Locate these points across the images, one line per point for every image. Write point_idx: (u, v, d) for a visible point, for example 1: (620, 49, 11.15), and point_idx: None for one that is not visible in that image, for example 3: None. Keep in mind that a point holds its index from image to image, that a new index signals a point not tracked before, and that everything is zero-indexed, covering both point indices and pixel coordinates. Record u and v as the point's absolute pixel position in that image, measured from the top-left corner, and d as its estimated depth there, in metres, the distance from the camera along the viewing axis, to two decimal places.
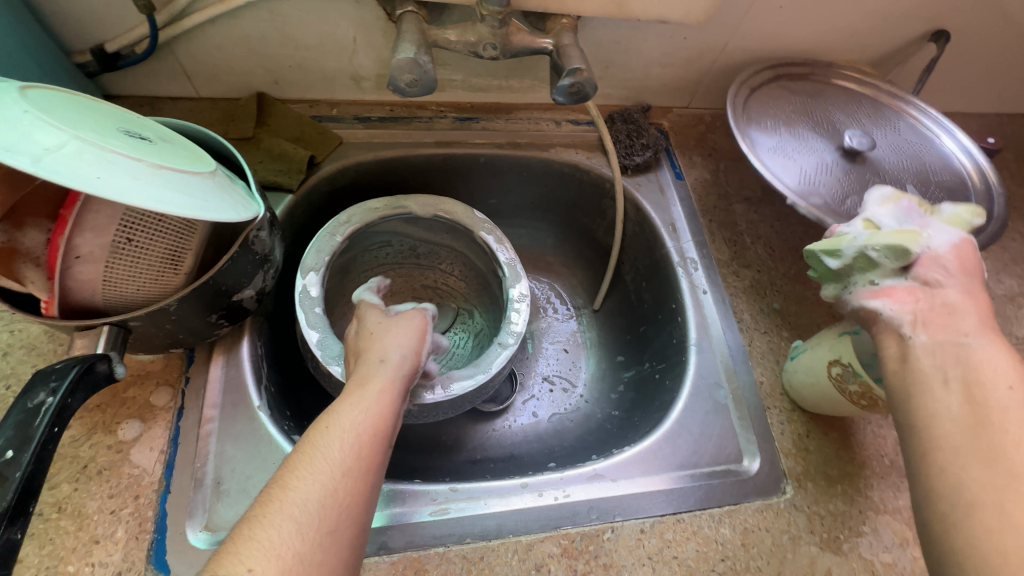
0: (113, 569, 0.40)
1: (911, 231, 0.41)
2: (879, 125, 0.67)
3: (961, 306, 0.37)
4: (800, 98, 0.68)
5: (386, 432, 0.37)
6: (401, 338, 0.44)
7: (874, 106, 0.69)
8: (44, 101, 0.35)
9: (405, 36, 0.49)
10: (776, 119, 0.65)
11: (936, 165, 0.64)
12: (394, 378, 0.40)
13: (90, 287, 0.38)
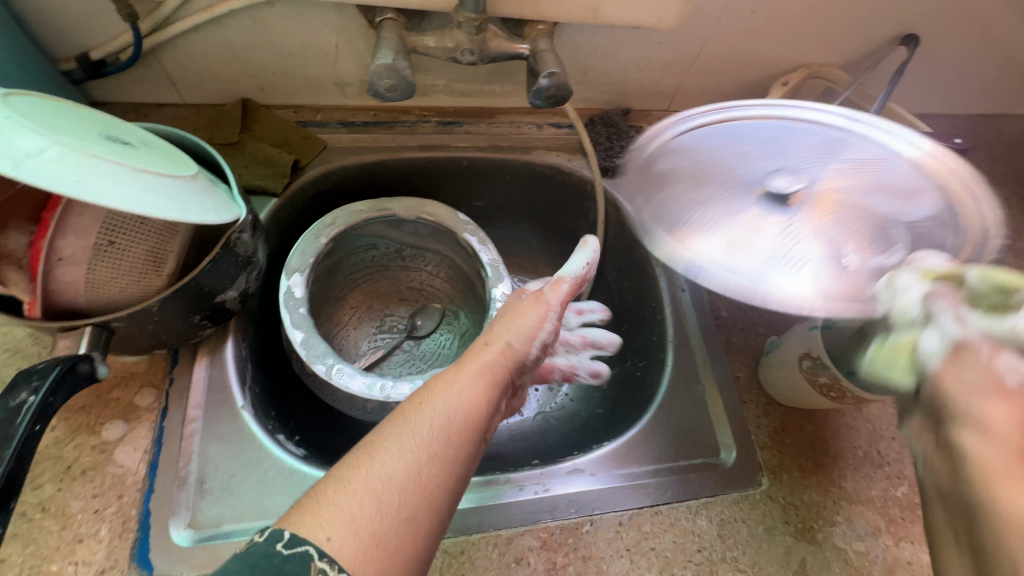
0: (96, 567, 0.41)
1: (908, 344, 0.31)
2: (750, 152, 0.52)
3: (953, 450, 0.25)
4: (645, 165, 0.53)
5: (480, 420, 0.36)
6: (506, 326, 0.44)
7: (719, 135, 0.53)
8: (26, 108, 0.36)
9: (383, 42, 0.50)
10: (678, 198, 0.49)
11: (878, 163, 0.49)
12: (496, 364, 0.40)
13: (73, 289, 0.39)
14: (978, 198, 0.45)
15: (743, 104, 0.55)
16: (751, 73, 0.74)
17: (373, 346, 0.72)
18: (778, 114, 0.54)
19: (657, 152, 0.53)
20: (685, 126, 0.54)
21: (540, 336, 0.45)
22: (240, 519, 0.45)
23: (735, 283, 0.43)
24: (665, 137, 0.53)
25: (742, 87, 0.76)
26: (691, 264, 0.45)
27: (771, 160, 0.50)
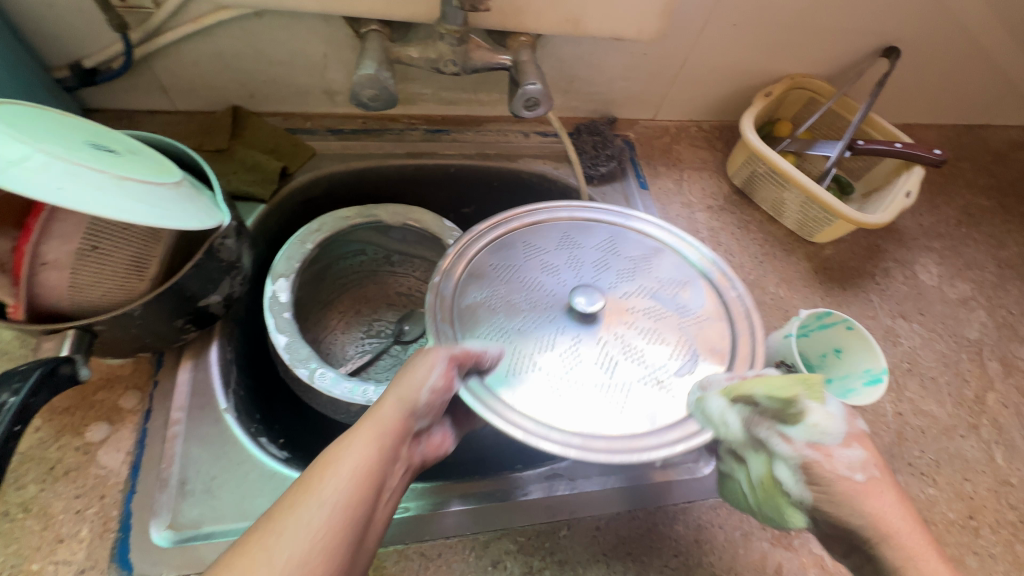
0: (77, 567, 0.42)
1: (773, 488, 0.39)
2: (534, 258, 0.50)
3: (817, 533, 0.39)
4: (440, 307, 0.46)
5: (380, 469, 0.35)
6: (400, 377, 0.41)
7: (501, 245, 0.51)
8: (13, 116, 0.37)
9: (367, 53, 0.51)
10: (495, 342, 0.45)
11: (654, 248, 0.53)
12: (401, 419, 0.39)
13: (56, 293, 0.39)
14: (717, 276, 0.51)
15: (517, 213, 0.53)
16: (736, 82, 0.75)
17: (359, 351, 0.73)
18: (544, 217, 0.53)
19: (458, 286, 0.47)
20: (464, 251, 0.49)
21: (427, 383, 0.40)
22: (220, 520, 0.46)
23: (586, 442, 0.40)
24: (453, 269, 0.48)
25: (726, 97, 0.77)
26: (537, 421, 0.41)
27: (569, 271, 0.50)
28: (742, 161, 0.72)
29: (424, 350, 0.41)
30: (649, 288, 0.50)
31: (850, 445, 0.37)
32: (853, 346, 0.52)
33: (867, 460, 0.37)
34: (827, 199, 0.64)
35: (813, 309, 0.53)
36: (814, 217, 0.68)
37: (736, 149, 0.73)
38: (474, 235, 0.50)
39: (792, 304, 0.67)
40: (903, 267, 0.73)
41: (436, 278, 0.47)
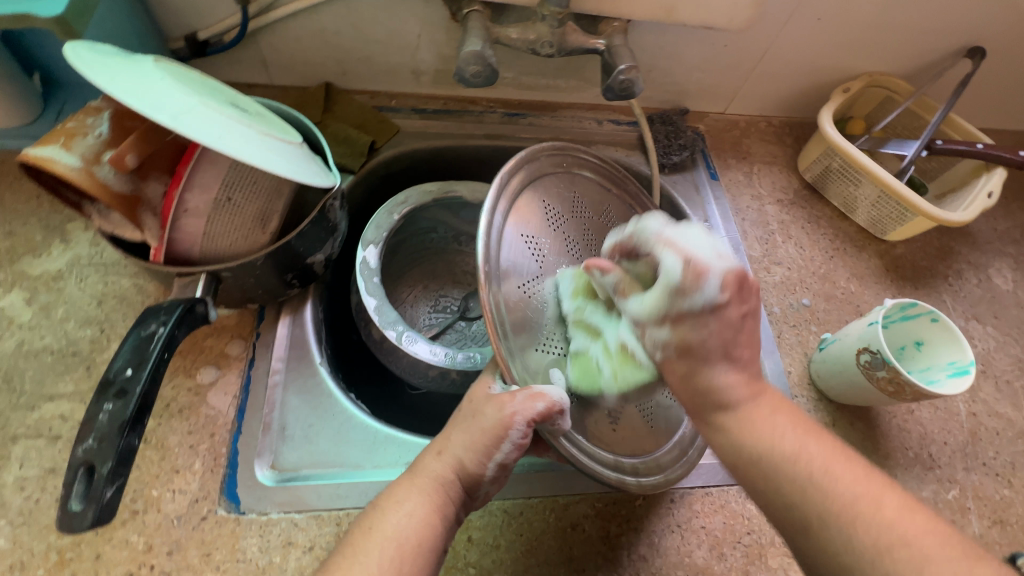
0: (191, 496, 0.45)
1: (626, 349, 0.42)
2: (553, 233, 0.49)
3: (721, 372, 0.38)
4: (500, 313, 0.41)
5: (436, 536, 0.37)
6: (466, 435, 0.41)
7: (523, 215, 0.47)
8: (175, 72, 0.40)
9: (471, 32, 0.54)
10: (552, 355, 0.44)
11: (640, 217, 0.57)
12: (449, 481, 0.40)
13: (191, 239, 0.43)
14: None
15: (532, 168, 0.49)
16: (812, 79, 0.75)
17: (427, 323, 0.75)
18: (552, 175, 0.51)
19: (503, 279, 0.43)
20: (500, 223, 0.44)
21: (495, 455, 0.39)
22: (317, 465, 0.49)
23: (642, 468, 0.46)
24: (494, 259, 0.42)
25: (801, 92, 0.77)
26: (601, 444, 0.45)
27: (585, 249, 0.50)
28: (816, 155, 0.72)
29: (501, 400, 0.40)
30: None
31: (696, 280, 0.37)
32: (934, 337, 0.53)
33: (671, 343, 0.38)
34: (907, 195, 0.63)
35: (898, 299, 0.54)
36: (889, 214, 0.67)
37: (810, 143, 0.73)
38: (501, 202, 0.45)
39: (863, 300, 0.67)
40: (978, 269, 0.72)
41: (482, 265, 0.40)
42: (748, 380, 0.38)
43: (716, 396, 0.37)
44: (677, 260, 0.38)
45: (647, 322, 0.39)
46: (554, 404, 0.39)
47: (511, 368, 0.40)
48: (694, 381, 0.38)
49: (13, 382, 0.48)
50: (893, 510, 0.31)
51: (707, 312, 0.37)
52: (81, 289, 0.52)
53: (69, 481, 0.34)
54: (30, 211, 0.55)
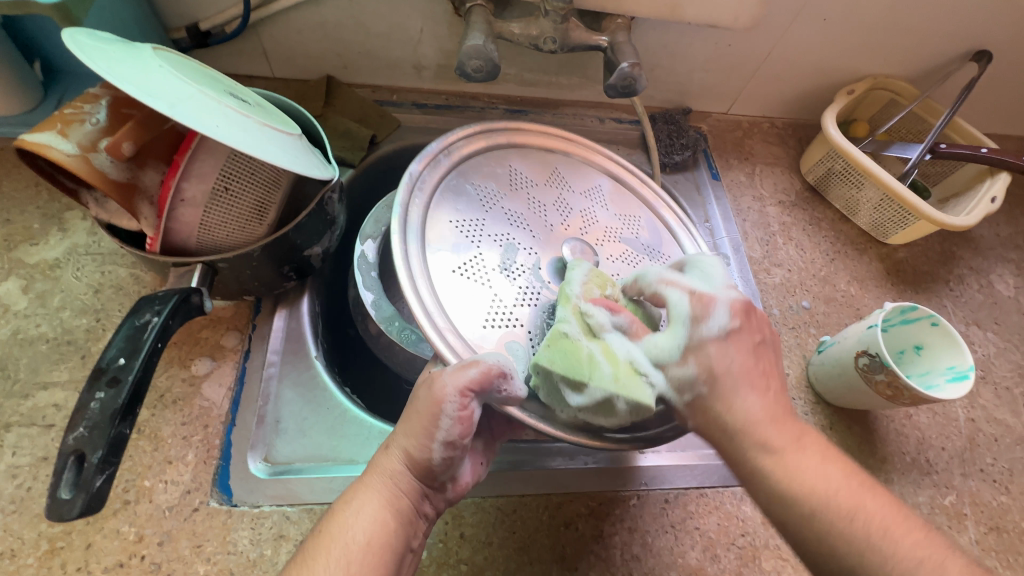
0: (183, 487, 0.45)
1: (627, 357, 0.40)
2: (491, 207, 0.47)
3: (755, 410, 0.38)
4: (423, 298, 0.40)
5: (390, 537, 0.35)
6: (407, 423, 0.38)
7: (447, 197, 0.46)
8: (172, 60, 0.40)
9: (473, 26, 0.53)
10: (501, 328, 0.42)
11: (595, 174, 0.54)
12: (399, 475, 0.37)
13: (188, 229, 0.42)
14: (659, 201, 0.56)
15: (456, 152, 0.48)
16: (816, 80, 0.75)
17: None
18: (483, 155, 0.50)
19: (428, 265, 0.42)
20: (422, 214, 0.44)
21: (438, 434, 0.36)
22: (311, 459, 0.48)
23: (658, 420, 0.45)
24: (414, 246, 0.42)
25: (805, 94, 0.77)
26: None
27: (531, 216, 0.48)
28: (819, 157, 0.71)
29: (431, 379, 0.37)
30: (604, 231, 0.50)
31: (712, 311, 0.40)
32: (934, 342, 0.53)
33: (697, 377, 0.39)
34: (909, 199, 0.63)
35: (898, 303, 0.54)
36: (892, 217, 0.67)
37: (814, 145, 0.72)
38: (416, 185, 0.45)
39: (864, 303, 0.67)
40: (980, 275, 0.71)
41: (400, 261, 0.40)
42: (779, 417, 0.38)
43: (752, 436, 0.37)
44: (684, 296, 0.41)
45: (670, 360, 0.40)
46: (490, 369, 0.36)
47: (449, 351, 0.39)
48: (721, 422, 0.39)
49: (7, 370, 0.48)
50: (957, 573, 0.32)
51: (721, 338, 0.40)
52: (77, 277, 0.52)
53: (59, 469, 0.33)
54: (29, 199, 0.55)
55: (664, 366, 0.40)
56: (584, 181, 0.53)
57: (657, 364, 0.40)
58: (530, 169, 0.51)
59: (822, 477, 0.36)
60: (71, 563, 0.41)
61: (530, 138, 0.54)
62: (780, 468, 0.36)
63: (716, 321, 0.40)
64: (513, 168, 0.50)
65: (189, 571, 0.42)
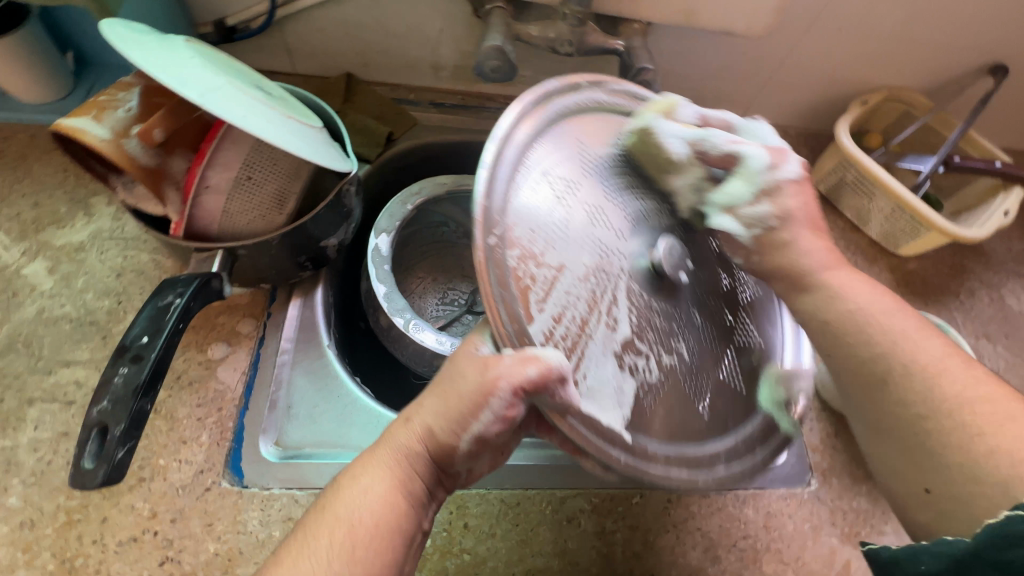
0: (197, 467, 0.46)
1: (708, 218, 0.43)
2: (593, 169, 0.40)
3: (819, 245, 0.41)
4: (505, 252, 0.34)
5: (401, 519, 0.33)
6: (439, 401, 0.35)
7: (556, 142, 0.39)
8: (202, 51, 0.41)
9: (492, 28, 0.55)
10: (563, 311, 0.35)
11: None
12: (413, 450, 0.35)
13: (211, 217, 0.43)
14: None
15: (575, 102, 0.41)
16: (830, 90, 0.75)
17: (434, 314, 0.75)
18: (601, 114, 0.42)
19: (509, 212, 0.35)
20: (510, 154, 0.36)
21: (472, 428, 0.33)
22: (319, 444, 0.49)
23: (678, 459, 0.39)
24: (502, 184, 0.34)
25: (818, 103, 0.77)
26: (626, 421, 0.37)
27: (631, 191, 0.41)
28: (831, 166, 0.72)
29: (485, 363, 0.34)
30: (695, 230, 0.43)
31: (792, 171, 0.41)
32: None
33: (770, 216, 0.40)
34: (921, 210, 0.63)
35: None
36: (903, 228, 0.67)
37: (826, 154, 0.73)
38: (521, 127, 0.37)
39: None
40: (990, 289, 0.71)
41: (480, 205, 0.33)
42: (837, 259, 0.41)
43: (814, 262, 0.40)
44: (759, 148, 0.40)
45: (743, 202, 0.40)
46: (551, 370, 0.32)
47: (509, 335, 0.33)
48: (794, 257, 0.40)
49: (31, 347, 0.49)
50: (987, 396, 0.34)
51: (797, 182, 0.41)
52: (101, 261, 0.54)
53: (83, 440, 0.35)
54: (57, 183, 0.57)
55: (737, 209, 0.40)
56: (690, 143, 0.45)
57: (727, 210, 0.41)
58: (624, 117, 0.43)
59: (869, 297, 0.39)
60: (87, 535, 0.42)
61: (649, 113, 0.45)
62: (841, 289, 0.39)
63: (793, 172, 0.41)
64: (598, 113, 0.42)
65: (200, 549, 0.43)
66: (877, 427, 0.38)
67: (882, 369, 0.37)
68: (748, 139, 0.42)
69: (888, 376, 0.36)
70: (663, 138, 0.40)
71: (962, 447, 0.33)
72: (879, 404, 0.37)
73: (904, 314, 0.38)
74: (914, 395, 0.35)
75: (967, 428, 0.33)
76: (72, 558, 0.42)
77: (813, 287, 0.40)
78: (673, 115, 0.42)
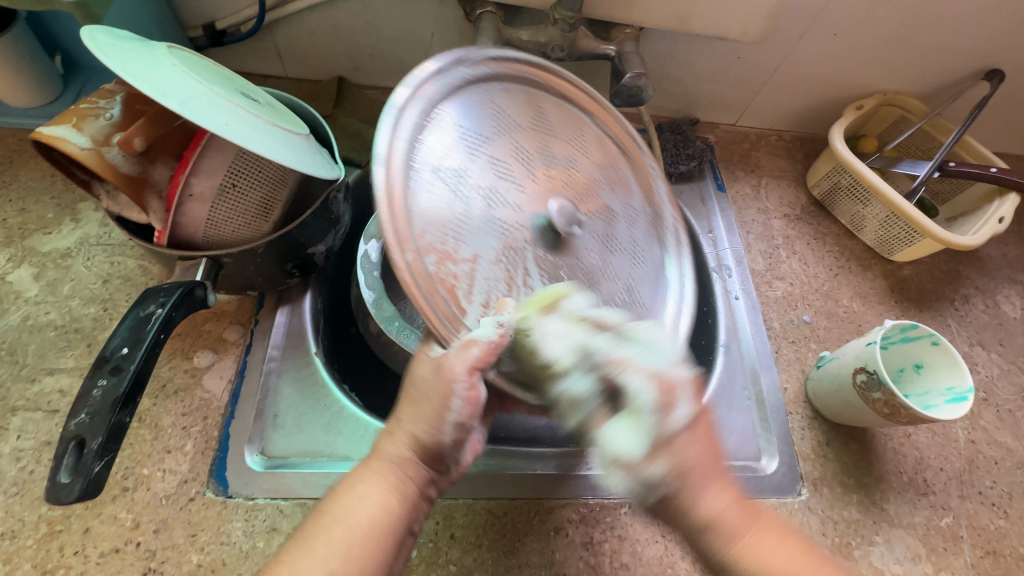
0: (181, 476, 0.46)
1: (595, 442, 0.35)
2: (478, 152, 0.41)
3: (721, 510, 0.34)
4: (421, 262, 0.36)
5: (396, 524, 0.34)
6: (416, 408, 0.36)
7: (433, 135, 0.39)
8: (185, 58, 0.41)
9: (482, 33, 0.54)
10: (490, 297, 0.39)
11: (579, 116, 0.49)
12: (404, 456, 0.36)
13: (196, 224, 0.43)
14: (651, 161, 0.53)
15: (442, 90, 0.41)
16: (825, 94, 0.75)
17: None
18: (466, 92, 0.42)
19: (414, 223, 0.36)
20: (402, 165, 0.37)
21: (450, 417, 0.35)
22: (305, 454, 0.49)
23: None
24: (401, 199, 0.36)
25: (814, 108, 0.77)
26: None
27: (520, 163, 0.43)
28: (826, 171, 0.71)
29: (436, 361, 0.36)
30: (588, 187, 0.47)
31: (681, 411, 0.34)
32: (935, 361, 0.52)
33: (664, 479, 0.33)
34: (916, 216, 0.62)
35: (899, 321, 0.53)
36: (897, 235, 0.67)
37: (821, 159, 0.72)
38: (399, 136, 0.37)
39: (866, 320, 0.66)
40: (986, 295, 0.71)
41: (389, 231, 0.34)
42: (745, 512, 0.34)
43: (718, 533, 0.33)
44: (644, 378, 0.34)
45: (636, 460, 0.32)
46: (495, 345, 0.35)
47: (445, 328, 0.36)
48: (699, 517, 0.33)
49: (16, 355, 0.49)
50: None
51: (687, 429, 0.34)
52: (87, 267, 0.53)
53: (60, 453, 0.34)
54: (45, 188, 0.57)
55: (631, 470, 0.32)
56: (545, 91, 0.47)
57: (618, 464, 0.33)
58: (459, 98, 0.42)
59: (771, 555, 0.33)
60: (69, 546, 0.42)
61: (510, 78, 0.46)
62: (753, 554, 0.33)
63: (687, 412, 0.34)
64: (446, 100, 0.41)
65: (183, 560, 0.43)
66: None
67: None
68: (639, 349, 0.36)
69: None
70: (548, 340, 0.36)
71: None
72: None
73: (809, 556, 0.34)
74: None
75: None
76: (54, 569, 0.41)
77: (728, 569, 0.33)
78: (560, 310, 0.37)
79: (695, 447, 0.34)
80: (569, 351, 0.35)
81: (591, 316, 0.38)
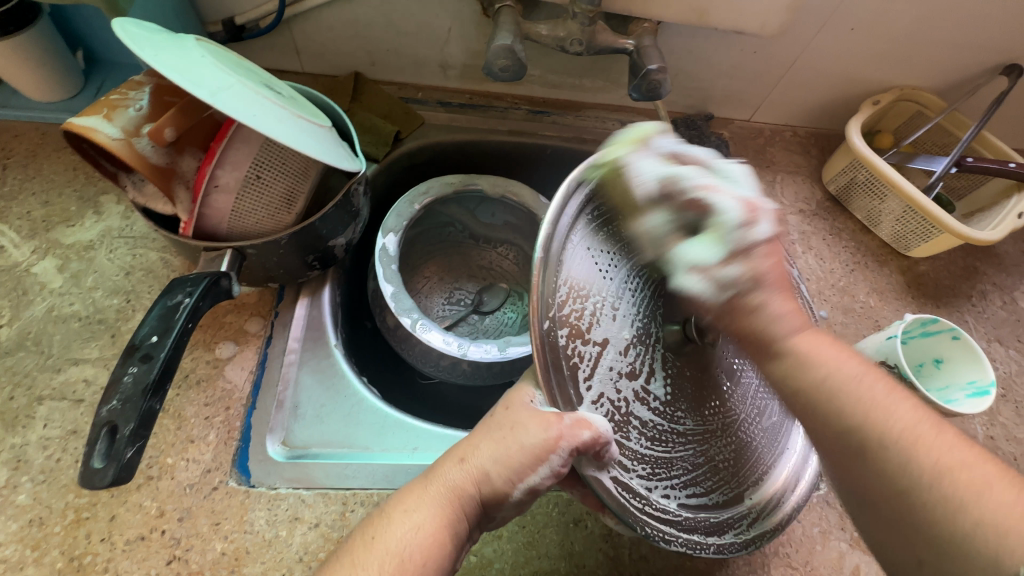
0: (204, 465, 0.46)
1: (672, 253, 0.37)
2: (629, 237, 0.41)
3: (783, 310, 0.34)
4: (557, 335, 0.36)
5: (447, 552, 0.33)
6: (496, 448, 0.36)
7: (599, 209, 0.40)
8: (213, 50, 0.41)
9: (501, 26, 0.54)
10: (606, 395, 0.38)
11: None
12: (466, 490, 0.35)
13: (221, 216, 0.43)
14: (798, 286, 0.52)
15: None
16: (840, 90, 0.74)
17: (441, 314, 0.75)
18: None
19: (558, 289, 0.37)
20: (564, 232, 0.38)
21: (527, 479, 0.35)
22: (327, 444, 0.50)
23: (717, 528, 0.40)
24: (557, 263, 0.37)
25: (828, 104, 0.77)
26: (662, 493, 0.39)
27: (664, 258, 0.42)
28: (842, 166, 0.71)
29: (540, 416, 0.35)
30: None
31: (760, 222, 0.35)
32: (956, 356, 0.53)
33: (741, 279, 0.34)
34: (933, 211, 0.62)
35: (919, 315, 0.53)
36: (914, 230, 0.66)
37: (836, 154, 0.72)
38: (566, 209, 0.38)
39: (882, 315, 0.66)
40: (1003, 291, 0.70)
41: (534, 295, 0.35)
42: (804, 322, 0.35)
43: (786, 330, 0.34)
44: (731, 202, 0.35)
45: (712, 262, 0.34)
46: (601, 435, 0.35)
47: (559, 397, 0.36)
48: (757, 321, 0.34)
49: (41, 345, 0.49)
50: (965, 453, 0.29)
51: (768, 243, 0.35)
52: (110, 259, 0.54)
53: (92, 439, 0.35)
54: (67, 181, 0.57)
55: (707, 273, 0.34)
56: None
57: (696, 270, 0.35)
58: None
59: (843, 357, 0.33)
60: (95, 533, 0.43)
61: None
62: (807, 355, 0.34)
63: (761, 221, 0.35)
64: None
65: (207, 547, 0.43)
66: (863, 502, 0.31)
67: (857, 442, 0.31)
68: (727, 182, 0.37)
69: (863, 453, 0.30)
70: (635, 167, 0.38)
71: (949, 532, 0.27)
72: (856, 479, 0.31)
73: (866, 373, 0.33)
74: (895, 469, 0.29)
75: (947, 502, 0.27)
76: (81, 556, 0.42)
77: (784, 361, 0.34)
78: (645, 145, 0.39)
79: (772, 259, 0.35)
80: (658, 183, 0.37)
81: (676, 151, 0.39)
